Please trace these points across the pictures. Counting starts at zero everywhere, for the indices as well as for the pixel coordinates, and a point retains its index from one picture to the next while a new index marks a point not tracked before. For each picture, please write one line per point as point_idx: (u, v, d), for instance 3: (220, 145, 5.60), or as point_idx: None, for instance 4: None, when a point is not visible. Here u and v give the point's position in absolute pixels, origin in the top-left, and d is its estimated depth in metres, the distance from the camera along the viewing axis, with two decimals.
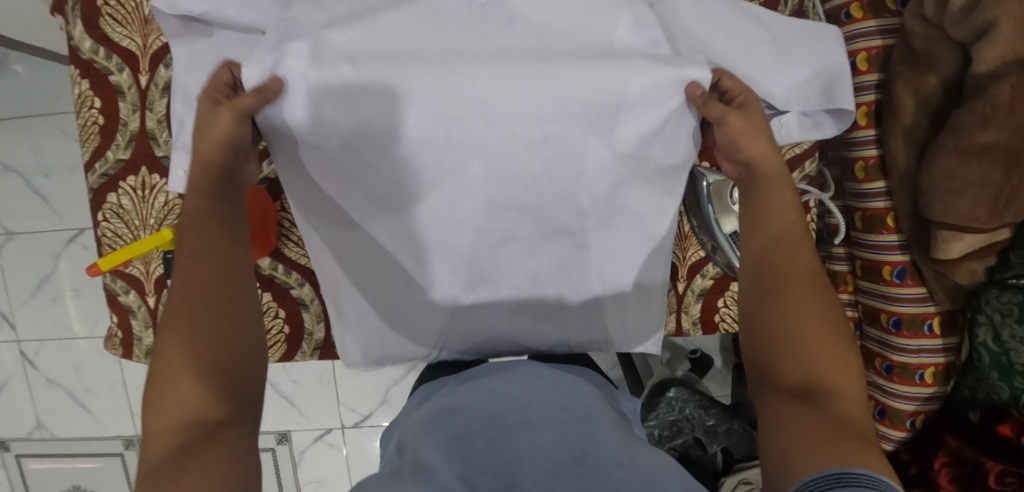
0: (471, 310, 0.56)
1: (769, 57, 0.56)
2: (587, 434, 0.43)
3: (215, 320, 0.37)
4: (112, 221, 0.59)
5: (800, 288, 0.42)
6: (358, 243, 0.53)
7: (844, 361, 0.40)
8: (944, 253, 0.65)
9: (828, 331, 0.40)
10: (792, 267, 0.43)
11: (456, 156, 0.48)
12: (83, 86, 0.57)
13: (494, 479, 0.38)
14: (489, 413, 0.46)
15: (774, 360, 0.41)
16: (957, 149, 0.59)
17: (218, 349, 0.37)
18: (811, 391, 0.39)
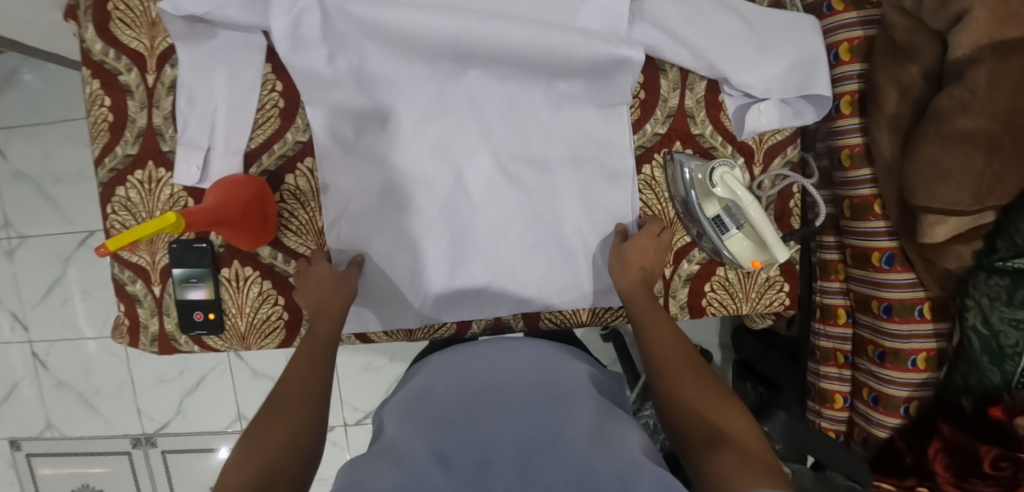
0: (466, 269, 0.64)
1: (747, 49, 0.59)
2: (558, 416, 0.48)
3: (292, 427, 0.47)
4: (121, 214, 0.62)
5: (679, 367, 0.53)
6: (367, 185, 0.62)
7: (727, 411, 0.48)
8: (929, 237, 0.65)
9: (709, 394, 0.50)
10: (669, 352, 0.55)
11: (453, 106, 0.61)
12: (93, 86, 0.60)
13: (468, 456, 0.44)
14: (470, 394, 0.51)
15: (684, 421, 0.48)
16: (938, 136, 0.60)
17: (281, 449, 0.44)
18: (718, 442, 0.44)
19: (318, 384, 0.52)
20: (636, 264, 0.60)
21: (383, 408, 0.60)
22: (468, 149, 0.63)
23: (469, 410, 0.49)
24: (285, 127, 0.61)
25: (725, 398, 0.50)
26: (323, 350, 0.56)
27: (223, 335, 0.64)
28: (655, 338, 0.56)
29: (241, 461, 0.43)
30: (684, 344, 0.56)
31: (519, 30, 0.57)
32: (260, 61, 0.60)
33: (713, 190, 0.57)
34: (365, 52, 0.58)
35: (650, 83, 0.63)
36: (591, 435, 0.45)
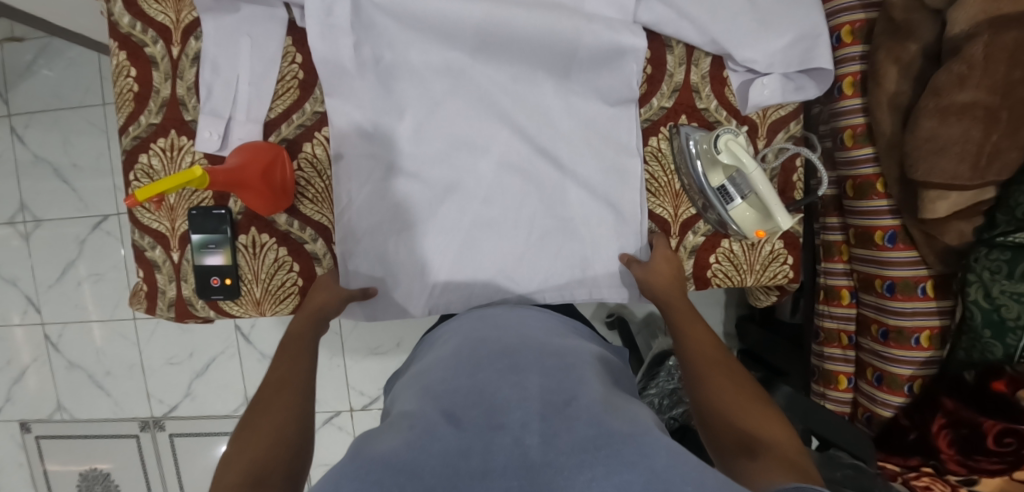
0: (460, 271, 0.65)
1: (750, 24, 0.61)
2: (569, 382, 0.44)
3: (281, 421, 0.45)
4: (143, 181, 0.64)
5: (718, 371, 0.51)
6: (379, 168, 0.63)
7: (766, 415, 0.46)
8: (930, 212, 0.66)
9: (748, 397, 0.48)
10: (707, 356, 0.53)
11: (467, 81, 0.63)
12: (120, 57, 0.63)
13: (480, 412, 0.40)
14: (477, 360, 0.48)
15: (720, 420, 0.46)
16: (937, 110, 0.62)
17: (271, 443, 0.42)
18: (754, 447, 0.42)
19: (301, 377, 0.51)
20: (663, 272, 0.62)
21: (391, 393, 0.55)
22: (477, 145, 0.64)
23: (475, 372, 0.45)
24: (303, 97, 0.63)
25: (761, 402, 0.48)
26: (303, 349, 0.55)
27: (238, 300, 0.65)
28: (692, 341, 0.55)
29: (231, 461, 0.41)
30: (721, 351, 0.54)
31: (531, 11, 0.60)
32: (281, 35, 0.62)
33: (718, 157, 0.59)
34: (380, 26, 0.60)
35: (658, 60, 0.65)
36: (603, 403, 0.41)
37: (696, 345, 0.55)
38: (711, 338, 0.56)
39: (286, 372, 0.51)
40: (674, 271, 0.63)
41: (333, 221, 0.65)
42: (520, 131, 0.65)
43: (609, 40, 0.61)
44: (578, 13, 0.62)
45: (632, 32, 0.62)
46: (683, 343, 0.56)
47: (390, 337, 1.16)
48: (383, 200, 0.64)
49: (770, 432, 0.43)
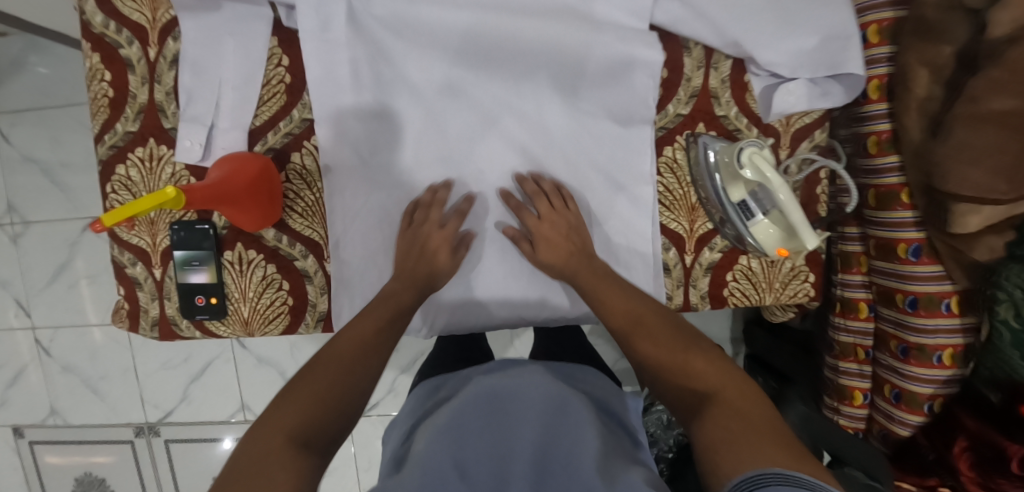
0: (465, 303, 0.64)
1: (775, 24, 0.56)
2: (569, 438, 0.47)
3: (319, 395, 0.47)
4: (121, 193, 0.60)
5: (657, 329, 0.55)
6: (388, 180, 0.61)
7: (722, 373, 0.51)
8: (961, 227, 0.62)
9: (700, 361, 0.52)
10: (647, 320, 0.56)
11: (470, 87, 0.59)
12: (94, 60, 0.58)
13: (487, 478, 0.45)
14: (490, 406, 0.50)
15: (675, 382, 0.52)
16: (970, 118, 0.58)
17: (324, 409, 0.46)
18: (703, 401, 0.49)
19: (377, 355, 0.52)
20: (547, 236, 0.59)
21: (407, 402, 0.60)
22: (486, 156, 0.61)
23: (491, 435, 0.48)
24: (291, 103, 0.59)
25: (710, 359, 0.53)
26: (394, 315, 0.56)
27: (225, 320, 0.62)
28: (609, 308, 0.57)
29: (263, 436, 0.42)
30: (661, 312, 0.57)
31: (540, 21, 0.56)
32: (266, 35, 0.57)
33: (741, 172, 0.55)
34: (382, 43, 0.57)
35: (675, 64, 0.60)
36: (598, 463, 0.44)
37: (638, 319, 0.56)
38: (652, 303, 0.58)
39: (343, 345, 0.52)
40: (566, 226, 0.60)
41: (324, 236, 0.61)
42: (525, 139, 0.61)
43: (622, 51, 0.58)
44: (591, 20, 0.58)
45: (646, 42, 0.58)
46: (631, 322, 0.56)
47: None
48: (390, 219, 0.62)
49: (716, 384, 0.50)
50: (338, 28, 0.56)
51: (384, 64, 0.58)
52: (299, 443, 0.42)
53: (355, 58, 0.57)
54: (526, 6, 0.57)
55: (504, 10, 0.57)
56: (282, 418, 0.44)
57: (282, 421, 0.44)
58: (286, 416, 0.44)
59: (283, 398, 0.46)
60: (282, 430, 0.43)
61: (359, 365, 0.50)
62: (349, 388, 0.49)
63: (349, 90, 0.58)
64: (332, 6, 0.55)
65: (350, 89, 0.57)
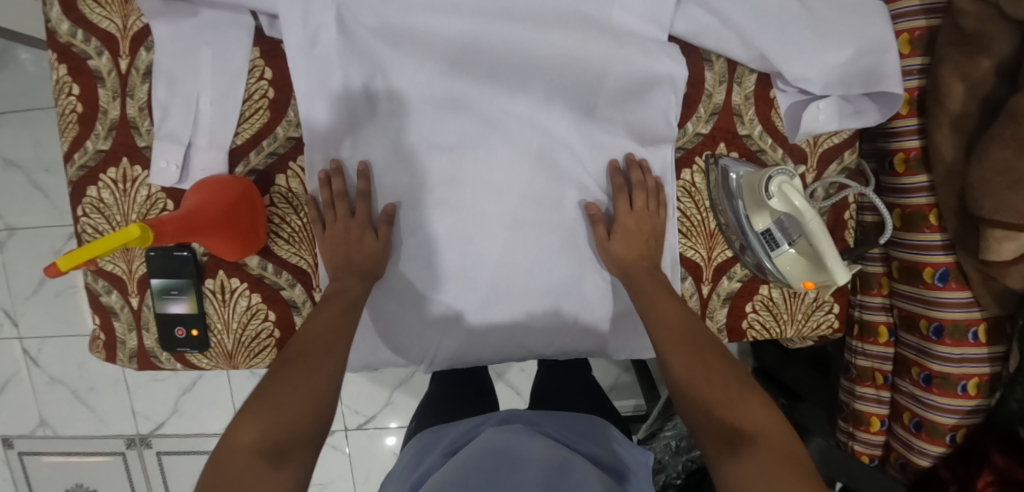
0: (464, 354, 0.60)
1: (803, 36, 0.51)
2: (570, 483, 0.42)
3: (298, 402, 0.42)
4: (93, 216, 0.55)
5: (687, 353, 0.48)
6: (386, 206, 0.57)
7: (747, 402, 0.44)
8: (994, 254, 0.57)
9: (726, 384, 0.46)
10: (676, 333, 0.49)
11: (471, 102, 0.55)
12: (61, 71, 0.53)
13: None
14: (489, 463, 0.45)
15: (710, 411, 0.45)
16: (1013, 140, 0.53)
17: (296, 416, 0.42)
18: (739, 441, 0.42)
19: (341, 349, 0.48)
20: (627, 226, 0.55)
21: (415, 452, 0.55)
22: (490, 176, 0.57)
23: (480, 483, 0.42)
24: (275, 119, 0.54)
25: (742, 384, 0.46)
26: (353, 317, 0.51)
27: (208, 352, 0.58)
28: (658, 320, 0.51)
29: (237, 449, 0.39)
30: (686, 320, 0.51)
31: (547, 32, 0.52)
32: (248, 45, 0.52)
33: (769, 201, 0.50)
34: (376, 54, 0.52)
35: (692, 78, 0.55)
36: None
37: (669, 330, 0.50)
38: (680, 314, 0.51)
39: (318, 343, 0.47)
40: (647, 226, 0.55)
41: (312, 264, 0.57)
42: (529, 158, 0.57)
43: (635, 65, 0.53)
44: (604, 29, 0.53)
45: (666, 53, 0.53)
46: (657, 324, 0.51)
47: None
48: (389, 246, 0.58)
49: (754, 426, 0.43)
50: (327, 40, 0.51)
51: (376, 78, 0.53)
52: (271, 455, 0.39)
53: (345, 72, 0.52)
54: (533, 15, 0.52)
55: (508, 19, 0.52)
56: (256, 427, 0.40)
57: (258, 431, 0.40)
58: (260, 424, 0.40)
59: (252, 401, 0.42)
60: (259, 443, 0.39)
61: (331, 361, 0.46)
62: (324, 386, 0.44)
63: (338, 106, 0.53)
64: (320, 15, 0.50)
65: (336, 105, 0.53)
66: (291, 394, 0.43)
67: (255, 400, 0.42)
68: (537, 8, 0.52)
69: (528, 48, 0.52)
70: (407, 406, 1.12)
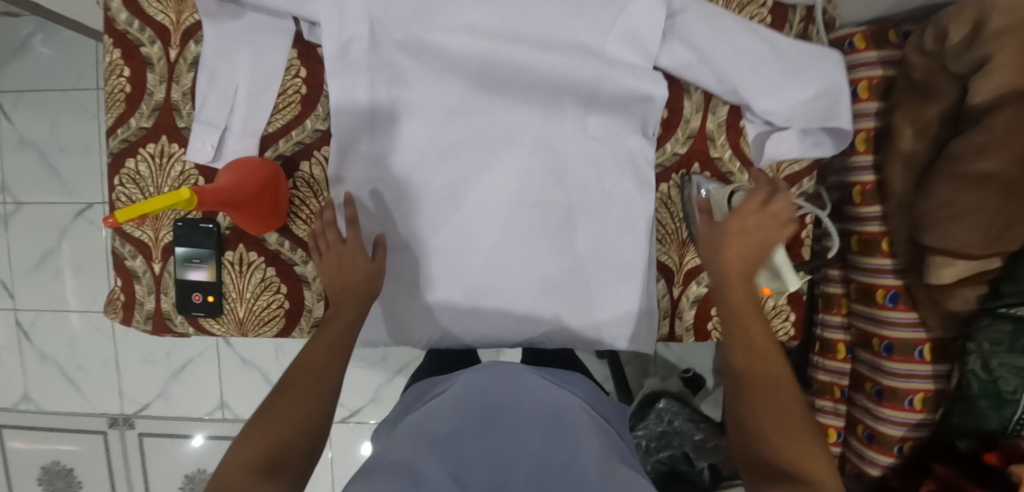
0: (453, 337, 0.65)
1: (774, 74, 0.60)
2: (567, 439, 0.46)
3: (286, 417, 0.47)
4: (128, 186, 0.61)
5: (771, 376, 0.48)
6: (393, 192, 0.62)
7: (807, 441, 0.45)
8: (936, 278, 0.65)
9: (794, 419, 0.46)
10: (758, 351, 0.49)
11: (479, 105, 0.62)
12: (114, 55, 0.60)
13: (486, 477, 0.42)
14: (480, 416, 0.49)
15: (768, 442, 0.45)
16: (954, 177, 0.60)
17: (284, 438, 0.46)
18: (789, 480, 0.43)
19: (333, 372, 0.51)
20: (740, 225, 0.51)
21: (440, 382, 0.59)
22: (492, 166, 0.63)
23: (464, 434, 0.46)
24: (304, 113, 0.61)
25: (804, 422, 0.46)
26: (347, 335, 0.54)
27: (220, 319, 0.62)
28: (741, 336, 0.50)
29: (246, 442, 0.45)
30: (767, 343, 0.49)
31: (551, 54, 0.59)
32: (287, 46, 0.59)
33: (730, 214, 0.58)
34: (400, 65, 0.60)
35: (673, 106, 0.63)
36: (604, 465, 0.43)
37: (753, 351, 0.49)
38: (769, 339, 0.50)
39: (313, 358, 0.51)
40: (762, 238, 0.51)
41: None
42: (533, 154, 0.63)
43: (630, 87, 0.61)
44: (599, 56, 0.61)
45: (653, 80, 0.61)
46: (738, 339, 0.50)
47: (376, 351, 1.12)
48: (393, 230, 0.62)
49: (814, 468, 0.43)
50: (358, 49, 0.58)
51: (400, 87, 0.60)
52: (268, 472, 0.44)
53: (371, 76, 0.59)
54: (538, 39, 0.60)
55: (517, 42, 0.59)
56: (256, 436, 0.46)
57: (255, 442, 0.45)
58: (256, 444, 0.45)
59: (259, 412, 0.48)
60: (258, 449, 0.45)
61: (323, 381, 0.50)
62: (314, 403, 0.49)
63: (360, 106, 0.59)
64: (356, 27, 0.58)
65: (359, 105, 0.59)
66: (282, 409, 0.47)
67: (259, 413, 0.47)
68: (544, 35, 0.60)
69: (534, 68, 0.60)
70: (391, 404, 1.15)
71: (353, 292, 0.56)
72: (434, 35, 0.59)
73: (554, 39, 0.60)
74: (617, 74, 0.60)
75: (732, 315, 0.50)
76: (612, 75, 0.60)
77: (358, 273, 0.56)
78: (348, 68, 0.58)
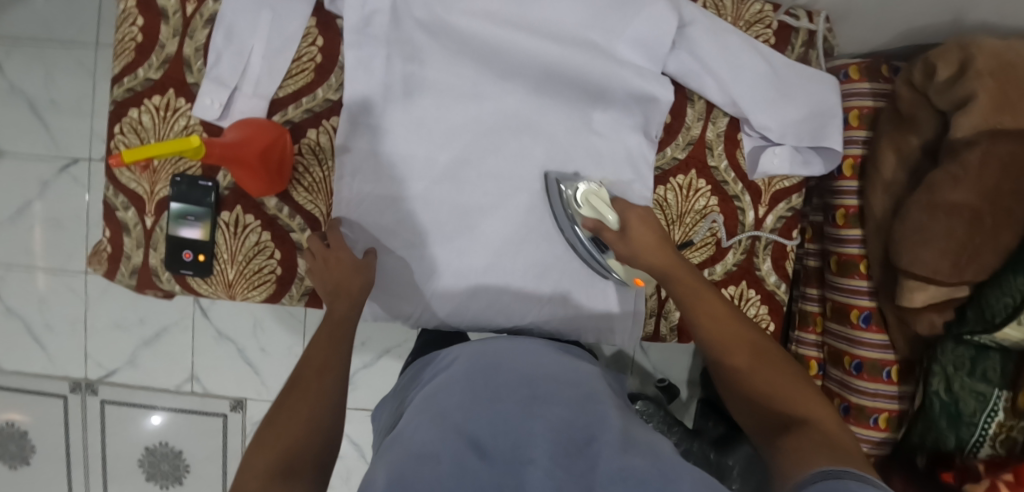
0: (444, 315, 0.66)
1: (769, 93, 0.64)
2: (594, 415, 0.44)
3: (298, 422, 0.46)
4: (128, 136, 0.60)
5: (741, 346, 0.52)
6: (401, 166, 0.62)
7: (800, 391, 0.48)
8: (907, 301, 0.68)
9: (778, 373, 0.50)
10: (723, 323, 0.53)
11: (491, 90, 0.63)
12: (129, 3, 0.59)
13: (506, 447, 0.40)
14: (486, 393, 0.45)
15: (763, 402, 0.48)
16: (928, 206, 0.64)
17: (294, 443, 0.44)
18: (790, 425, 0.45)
19: (335, 368, 0.51)
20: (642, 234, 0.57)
21: (447, 352, 0.57)
22: (501, 151, 0.64)
23: (485, 405, 0.44)
24: (316, 81, 0.61)
25: (793, 373, 0.50)
26: (342, 333, 0.55)
27: (208, 279, 0.62)
28: (704, 313, 0.54)
29: (259, 453, 0.43)
30: (730, 316, 0.54)
31: (567, 49, 0.61)
32: (306, 14, 0.60)
33: (579, 211, 0.60)
34: (418, 43, 0.61)
35: (675, 114, 0.66)
36: (626, 435, 0.41)
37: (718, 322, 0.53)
38: (725, 307, 0.54)
39: (314, 364, 0.51)
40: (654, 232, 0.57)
41: (325, 213, 0.63)
42: (539, 142, 0.64)
43: (638, 88, 0.63)
44: (610, 56, 0.63)
45: (659, 84, 0.63)
46: (701, 315, 0.54)
47: (358, 335, 1.11)
48: (396, 202, 0.62)
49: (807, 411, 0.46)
50: (378, 24, 0.59)
51: (415, 65, 0.61)
52: (285, 476, 0.41)
53: (389, 51, 0.60)
54: (555, 34, 0.62)
55: (533, 34, 0.61)
56: (269, 445, 0.44)
57: (270, 449, 0.43)
58: (270, 454, 0.43)
59: (268, 427, 0.46)
60: (276, 455, 0.43)
61: (328, 380, 0.50)
62: (322, 406, 0.48)
63: (374, 80, 0.60)
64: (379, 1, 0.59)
65: (374, 79, 0.60)
66: (292, 416, 0.46)
67: (268, 428, 0.45)
68: (559, 31, 0.62)
69: (549, 60, 0.61)
70: (367, 391, 1.14)
71: (350, 275, 0.57)
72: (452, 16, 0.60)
73: (570, 34, 0.62)
74: (621, 77, 0.62)
75: (687, 296, 0.55)
76: (620, 75, 0.62)
77: (349, 268, 0.57)
78: (368, 41, 0.59)
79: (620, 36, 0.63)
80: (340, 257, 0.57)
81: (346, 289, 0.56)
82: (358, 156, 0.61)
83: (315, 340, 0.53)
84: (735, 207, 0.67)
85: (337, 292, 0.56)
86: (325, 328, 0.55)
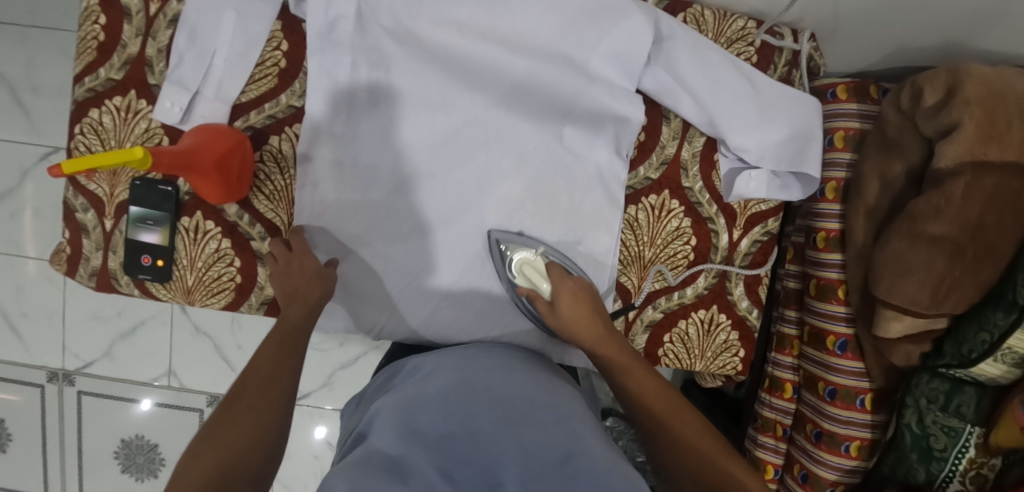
0: (405, 329, 0.65)
1: (746, 112, 0.62)
2: (568, 435, 0.41)
3: (240, 432, 0.43)
4: (89, 137, 0.59)
5: (671, 414, 0.50)
6: (364, 174, 0.61)
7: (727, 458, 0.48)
8: (883, 331, 0.66)
9: (707, 440, 0.48)
10: (649, 396, 0.51)
11: (459, 100, 0.61)
12: (92, 1, 0.58)
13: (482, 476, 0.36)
14: (456, 401, 0.44)
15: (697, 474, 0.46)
16: (909, 235, 0.62)
17: (233, 455, 0.41)
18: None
19: (284, 377, 0.49)
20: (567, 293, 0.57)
21: (405, 360, 0.57)
22: (469, 163, 0.62)
23: (457, 419, 0.41)
24: (280, 87, 0.60)
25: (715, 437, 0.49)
26: (295, 341, 0.53)
27: (167, 284, 0.61)
28: (633, 386, 0.52)
29: (194, 462, 0.40)
30: (656, 383, 0.52)
31: (538, 63, 0.60)
32: (271, 18, 0.58)
33: (515, 280, 0.61)
34: (384, 50, 0.59)
35: (649, 131, 0.64)
36: (609, 462, 0.39)
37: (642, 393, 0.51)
38: (648, 374, 0.53)
39: (260, 371, 0.49)
40: (585, 295, 0.57)
41: (287, 222, 0.61)
42: (508, 152, 0.63)
43: (607, 105, 0.62)
44: (583, 70, 0.61)
45: (631, 102, 0.62)
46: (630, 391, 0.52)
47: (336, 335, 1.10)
48: (359, 212, 0.61)
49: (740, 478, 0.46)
50: (343, 30, 0.58)
51: (382, 72, 0.59)
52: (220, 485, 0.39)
53: (354, 58, 0.58)
54: (527, 46, 0.60)
55: (505, 45, 0.60)
56: (206, 455, 0.41)
57: (207, 459, 0.40)
58: (206, 464, 0.40)
59: (204, 435, 0.43)
60: (213, 465, 0.40)
61: (275, 389, 0.47)
62: (266, 416, 0.45)
63: (339, 87, 0.59)
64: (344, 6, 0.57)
65: (339, 87, 0.58)
66: (232, 426, 0.44)
67: (205, 436, 0.43)
68: (531, 43, 0.60)
69: (519, 74, 0.61)
70: (344, 391, 1.13)
71: (313, 285, 0.56)
72: (420, 25, 0.59)
73: (541, 46, 0.60)
74: (591, 94, 0.62)
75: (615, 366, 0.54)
76: (590, 92, 0.62)
77: (313, 278, 0.56)
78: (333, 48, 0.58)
79: (595, 49, 0.61)
80: (304, 265, 0.57)
81: (302, 299, 0.55)
82: (320, 164, 0.59)
83: (266, 347, 0.51)
84: (709, 229, 0.66)
85: (304, 300, 0.55)
86: (276, 335, 0.53)
